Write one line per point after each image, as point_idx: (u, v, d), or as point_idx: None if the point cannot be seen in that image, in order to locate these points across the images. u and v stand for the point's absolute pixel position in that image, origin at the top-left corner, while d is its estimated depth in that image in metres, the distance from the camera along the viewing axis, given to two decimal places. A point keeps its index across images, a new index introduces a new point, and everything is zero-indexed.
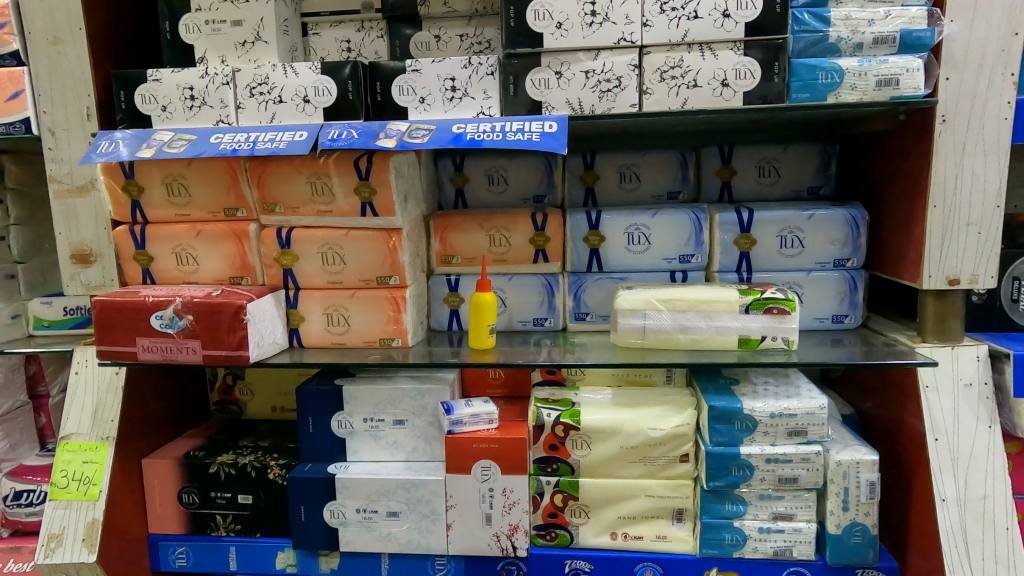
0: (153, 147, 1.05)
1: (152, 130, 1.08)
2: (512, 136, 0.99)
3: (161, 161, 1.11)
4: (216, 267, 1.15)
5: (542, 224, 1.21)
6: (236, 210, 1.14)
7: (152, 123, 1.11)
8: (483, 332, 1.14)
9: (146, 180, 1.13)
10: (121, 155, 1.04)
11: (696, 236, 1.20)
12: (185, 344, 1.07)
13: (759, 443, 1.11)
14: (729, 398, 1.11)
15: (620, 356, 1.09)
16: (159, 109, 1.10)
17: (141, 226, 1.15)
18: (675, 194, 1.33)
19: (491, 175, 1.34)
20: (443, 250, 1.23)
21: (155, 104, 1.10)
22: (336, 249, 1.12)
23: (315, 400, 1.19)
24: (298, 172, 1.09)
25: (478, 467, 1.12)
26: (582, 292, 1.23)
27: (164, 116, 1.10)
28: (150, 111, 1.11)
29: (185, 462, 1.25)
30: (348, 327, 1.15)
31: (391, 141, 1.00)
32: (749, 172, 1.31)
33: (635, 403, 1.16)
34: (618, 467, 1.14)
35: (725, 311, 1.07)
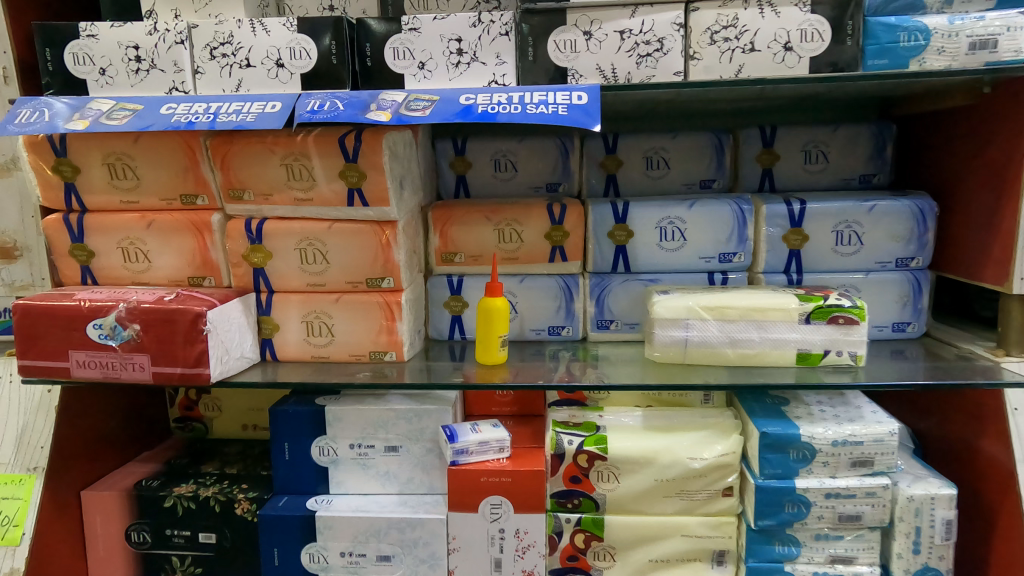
0: (88, 117, 0.86)
1: (88, 97, 0.89)
2: (533, 108, 0.80)
3: (101, 135, 0.93)
4: (171, 265, 0.97)
5: (560, 217, 1.03)
6: (195, 197, 0.96)
7: (87, 89, 0.91)
8: (494, 346, 0.96)
9: (82, 160, 0.94)
10: (47, 126, 0.84)
11: (740, 231, 1.03)
12: (130, 359, 0.89)
13: (817, 476, 0.94)
14: (783, 423, 0.94)
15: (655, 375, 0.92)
16: (97, 73, 0.91)
17: (77, 215, 0.96)
18: (710, 182, 1.15)
19: (497, 160, 1.14)
20: (443, 247, 1.05)
21: (92, 66, 0.91)
22: (317, 245, 0.94)
23: (291, 423, 1.02)
24: (270, 151, 0.91)
25: (486, 505, 0.95)
26: (606, 297, 1.05)
27: (103, 81, 0.91)
28: (85, 75, 0.91)
29: (136, 495, 1.05)
30: (332, 338, 0.97)
31: (385, 114, 0.81)
32: (793, 157, 1.13)
33: (669, 427, 0.99)
34: (650, 503, 0.97)
35: (782, 320, 0.90)
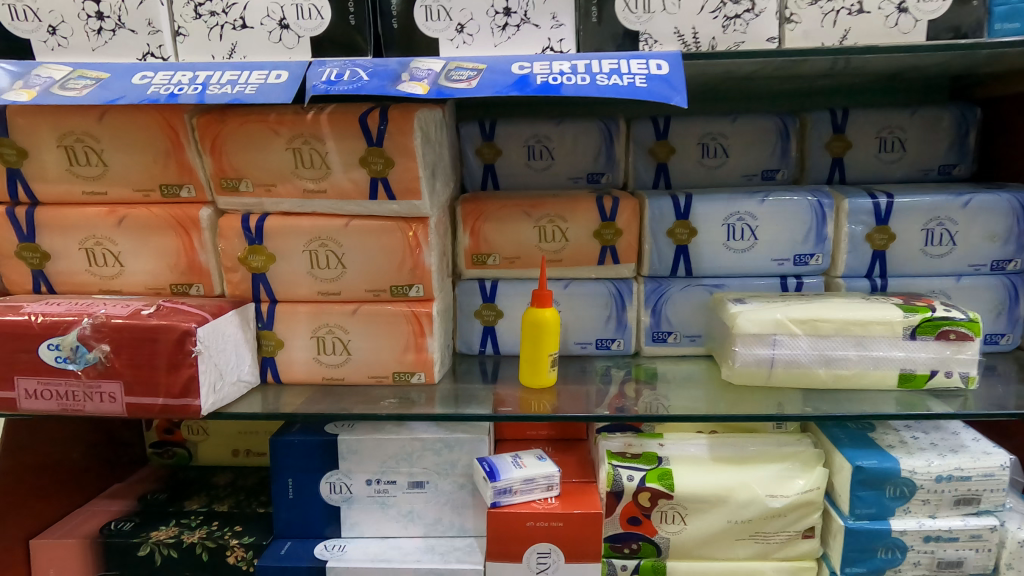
0: (34, 87, 0.69)
1: (37, 61, 0.72)
2: (604, 80, 0.65)
3: (53, 109, 0.76)
4: (148, 269, 0.81)
5: (612, 213, 0.88)
6: (179, 188, 0.79)
7: (33, 51, 0.74)
8: (544, 366, 0.82)
9: (31, 142, 0.77)
10: None
11: (818, 230, 0.89)
12: (97, 388, 0.73)
13: (915, 516, 0.81)
14: (878, 455, 0.81)
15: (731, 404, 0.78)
16: (45, 31, 0.74)
17: (27, 209, 0.80)
18: (773, 173, 0.98)
19: (531, 147, 0.98)
20: (474, 247, 0.90)
21: (38, 22, 0.73)
22: (331, 246, 0.78)
23: (298, 456, 0.86)
24: (273, 132, 0.75)
25: (532, 554, 0.81)
26: (664, 305, 0.91)
27: (54, 42, 0.74)
28: (31, 33, 0.74)
29: (103, 542, 0.92)
30: (348, 356, 0.82)
31: (422, 86, 0.66)
32: (867, 144, 0.97)
33: (742, 458, 0.85)
34: (720, 547, 0.84)
35: (884, 335, 0.77)
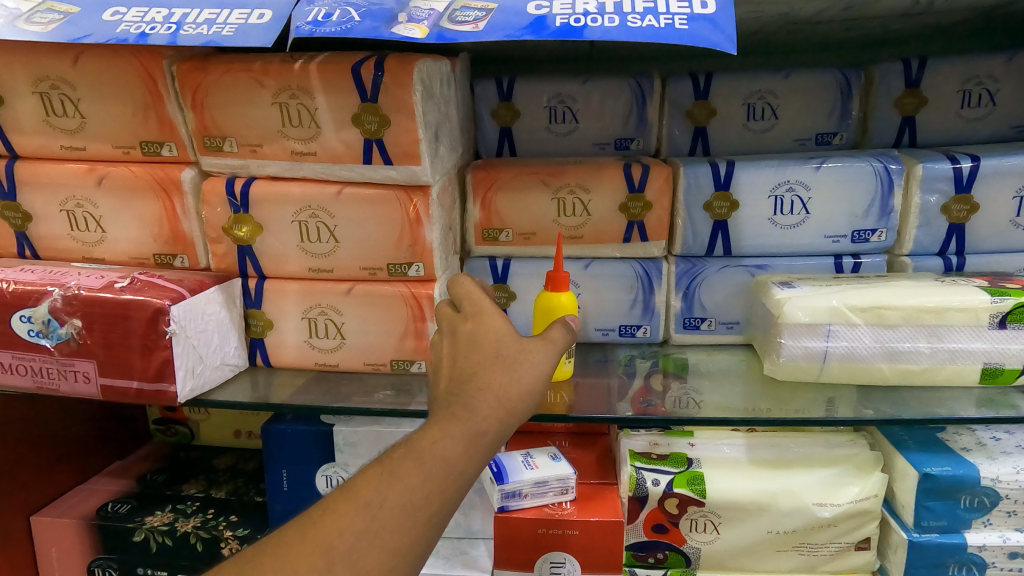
0: None
1: None
2: (636, 20, 0.54)
3: (25, 50, 0.68)
4: (131, 237, 0.74)
5: (641, 183, 0.78)
6: (160, 145, 0.71)
7: None
8: (560, 360, 0.73)
9: (7, 89, 0.70)
10: None
11: (883, 201, 0.77)
12: (71, 366, 0.66)
13: (996, 530, 0.71)
14: (949, 460, 0.71)
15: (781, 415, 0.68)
16: None
17: (6, 164, 0.73)
18: (829, 137, 0.87)
19: (554, 108, 0.87)
20: (486, 220, 0.80)
21: None
22: (323, 217, 0.69)
23: (292, 447, 0.79)
24: (258, 84, 0.66)
25: (544, 563, 0.73)
26: (698, 288, 0.81)
27: None
28: None
29: (98, 525, 0.87)
30: (342, 341, 0.73)
31: (421, 30, 0.56)
32: (944, 101, 0.84)
33: (786, 461, 0.75)
34: (762, 558, 0.75)
35: (963, 325, 0.66)
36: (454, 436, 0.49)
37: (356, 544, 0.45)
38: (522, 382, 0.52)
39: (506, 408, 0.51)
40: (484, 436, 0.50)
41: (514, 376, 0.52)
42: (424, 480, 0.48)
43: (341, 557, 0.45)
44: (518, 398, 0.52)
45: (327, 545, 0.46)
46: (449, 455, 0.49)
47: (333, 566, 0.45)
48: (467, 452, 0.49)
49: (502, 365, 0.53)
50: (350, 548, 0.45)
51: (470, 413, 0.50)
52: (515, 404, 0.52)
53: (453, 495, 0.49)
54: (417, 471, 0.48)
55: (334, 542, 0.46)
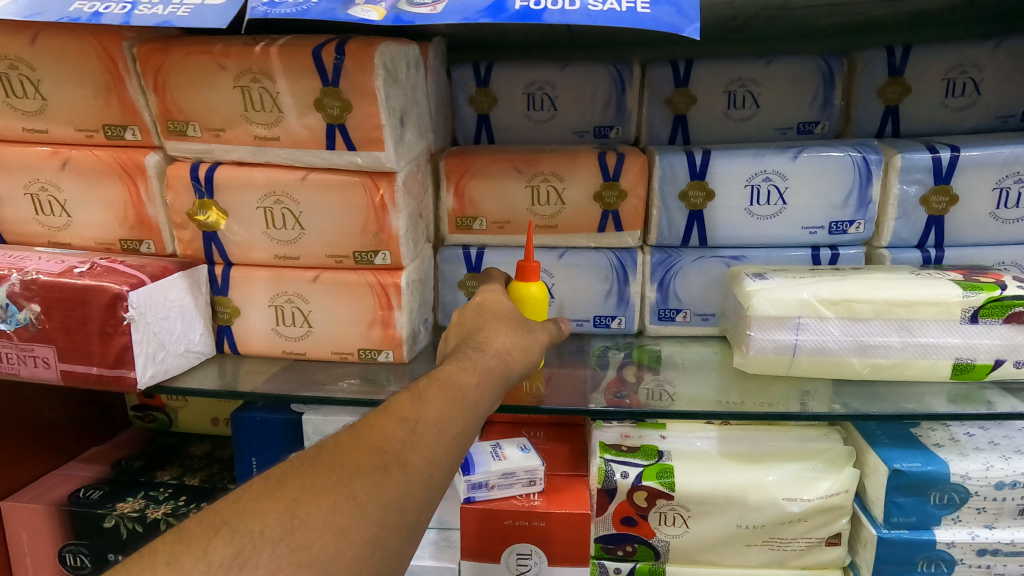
0: None
1: None
2: (598, 4, 0.53)
3: None
4: (96, 221, 0.73)
5: (616, 171, 0.76)
6: (123, 129, 0.70)
7: None
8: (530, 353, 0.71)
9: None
10: None
11: (861, 192, 0.76)
12: (31, 352, 0.66)
13: (966, 526, 0.70)
14: (920, 455, 0.70)
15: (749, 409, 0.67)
16: None
17: None
18: (811, 126, 0.85)
19: (532, 95, 0.86)
20: (458, 208, 0.79)
21: None
22: (287, 204, 0.68)
23: (261, 435, 0.79)
24: (219, 66, 0.64)
25: (512, 555, 0.73)
26: (673, 279, 0.80)
27: None
28: None
29: (69, 511, 0.87)
30: (309, 329, 0.72)
31: (378, 12, 0.54)
32: (929, 89, 0.82)
33: (757, 455, 0.74)
34: (731, 552, 0.74)
35: (935, 319, 0.65)
36: (474, 370, 0.54)
37: (404, 450, 0.47)
38: (526, 342, 0.61)
39: (511, 358, 0.58)
40: (495, 371, 0.56)
41: (517, 334, 0.61)
42: (453, 400, 0.51)
43: (392, 460, 0.46)
44: (522, 353, 0.60)
45: (378, 450, 0.46)
46: (470, 383, 0.53)
47: (386, 469, 0.46)
48: (483, 380, 0.54)
49: (507, 328, 0.61)
50: (398, 453, 0.47)
51: (479, 353, 0.56)
52: (517, 358, 0.59)
53: (477, 417, 0.52)
54: (447, 391, 0.51)
55: (384, 447, 0.46)
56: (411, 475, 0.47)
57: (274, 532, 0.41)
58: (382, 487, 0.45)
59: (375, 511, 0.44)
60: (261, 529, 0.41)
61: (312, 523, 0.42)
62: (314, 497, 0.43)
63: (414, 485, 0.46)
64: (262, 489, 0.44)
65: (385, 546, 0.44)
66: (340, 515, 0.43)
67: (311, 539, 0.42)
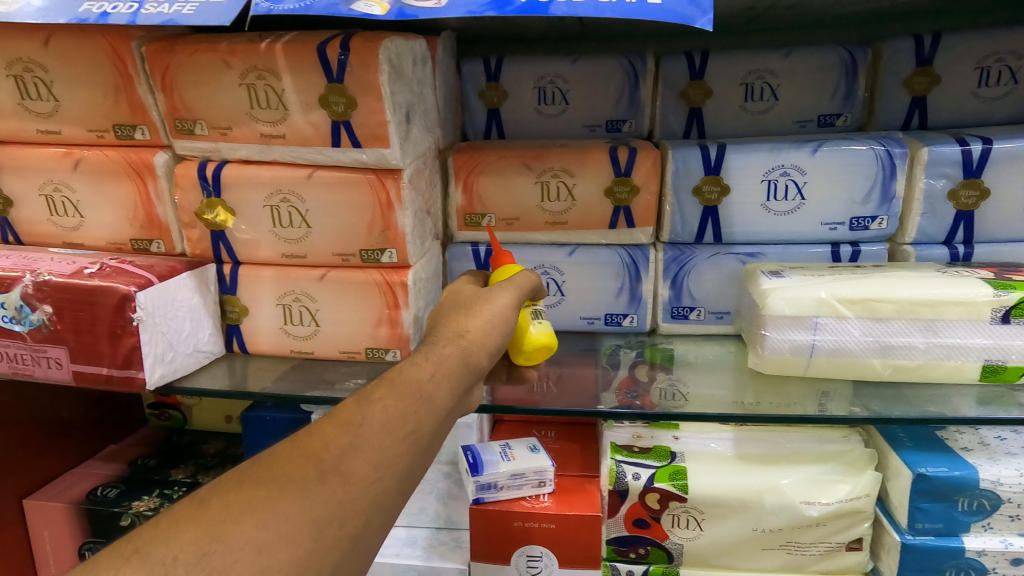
0: None
1: None
2: None
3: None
4: (107, 222, 0.73)
5: (627, 166, 0.74)
6: (132, 128, 0.70)
7: None
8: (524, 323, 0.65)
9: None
10: None
11: (883, 186, 0.73)
12: (43, 353, 0.66)
13: (998, 534, 0.68)
14: (947, 460, 0.67)
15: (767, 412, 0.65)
16: None
17: None
18: (831, 119, 0.82)
19: (542, 89, 0.84)
20: (467, 205, 0.78)
21: None
22: (294, 202, 0.68)
23: (270, 434, 0.79)
24: (225, 64, 0.64)
25: (522, 557, 0.72)
26: (687, 276, 0.78)
27: None
28: None
29: (86, 510, 0.88)
30: (317, 328, 0.72)
31: (382, 6, 0.52)
32: (959, 79, 0.79)
33: (773, 457, 0.73)
34: (747, 556, 0.72)
35: (963, 319, 0.62)
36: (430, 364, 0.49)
37: (345, 455, 0.41)
38: (489, 323, 0.57)
39: (475, 347, 0.54)
40: (455, 363, 0.51)
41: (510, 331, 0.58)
42: (404, 396, 0.46)
43: (330, 469, 0.40)
44: (484, 336, 0.55)
45: (315, 459, 0.41)
46: (426, 375, 0.48)
47: (322, 477, 0.40)
48: (441, 371, 0.49)
49: (468, 310, 0.58)
50: (339, 459, 0.41)
51: (436, 345, 0.52)
52: (483, 348, 0.54)
53: (437, 415, 0.47)
54: (397, 387, 0.46)
55: (323, 453, 0.41)
56: (355, 484, 0.41)
57: (186, 557, 0.35)
58: (318, 498, 0.39)
59: (307, 523, 0.38)
60: (174, 555, 0.35)
61: (231, 543, 0.36)
62: (237, 514, 0.37)
63: (357, 494, 0.40)
64: (180, 511, 0.37)
65: (323, 566, 0.38)
66: (265, 532, 0.37)
67: (229, 562, 0.35)
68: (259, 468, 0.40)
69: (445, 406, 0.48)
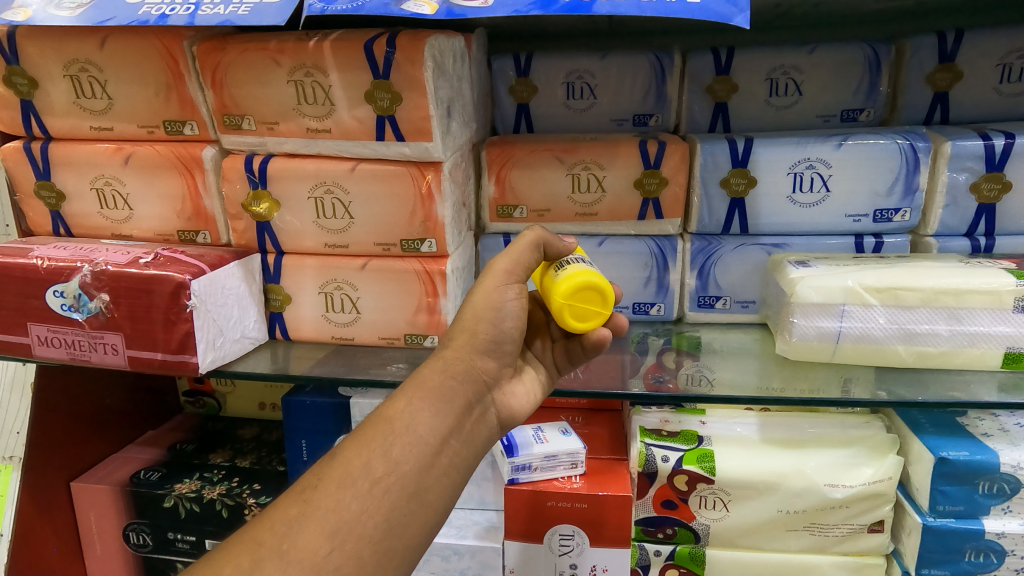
0: (30, 6, 0.64)
1: None
2: None
3: (56, 33, 0.70)
4: (156, 214, 0.76)
5: (657, 159, 0.77)
6: (182, 124, 0.73)
7: None
8: (547, 278, 0.65)
9: (40, 71, 0.72)
10: None
11: (907, 179, 0.75)
12: (100, 339, 0.69)
13: (1018, 517, 0.70)
14: (968, 444, 0.70)
15: (793, 397, 0.68)
16: None
17: (42, 144, 0.75)
18: (855, 114, 0.84)
19: (571, 84, 0.86)
20: (499, 196, 0.80)
21: None
22: (337, 193, 0.70)
23: (309, 418, 0.82)
24: (274, 62, 0.67)
25: (554, 536, 0.75)
26: (713, 266, 0.80)
27: None
28: None
29: (131, 492, 0.91)
30: (357, 316, 0.75)
31: (431, 6, 0.55)
32: (982, 76, 0.81)
33: (798, 441, 0.75)
34: (772, 537, 0.75)
35: (987, 307, 0.64)
36: (398, 422, 0.54)
37: (286, 535, 0.47)
38: (466, 353, 0.60)
39: (448, 389, 0.57)
40: (421, 404, 0.55)
41: None
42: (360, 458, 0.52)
43: (269, 553, 0.47)
44: (462, 371, 0.59)
45: (256, 546, 0.47)
46: (387, 435, 0.53)
47: (257, 564, 0.46)
48: (403, 419, 0.54)
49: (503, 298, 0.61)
50: (278, 541, 0.47)
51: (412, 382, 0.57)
52: (459, 381, 0.58)
53: (396, 470, 0.52)
54: (358, 449, 0.52)
55: (261, 541, 0.47)
56: (298, 561, 0.46)
57: None
58: None
59: None
60: None
61: None
62: None
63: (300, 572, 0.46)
64: None
65: None
66: None
67: None
68: (218, 556, 0.47)
69: (404, 458, 0.53)
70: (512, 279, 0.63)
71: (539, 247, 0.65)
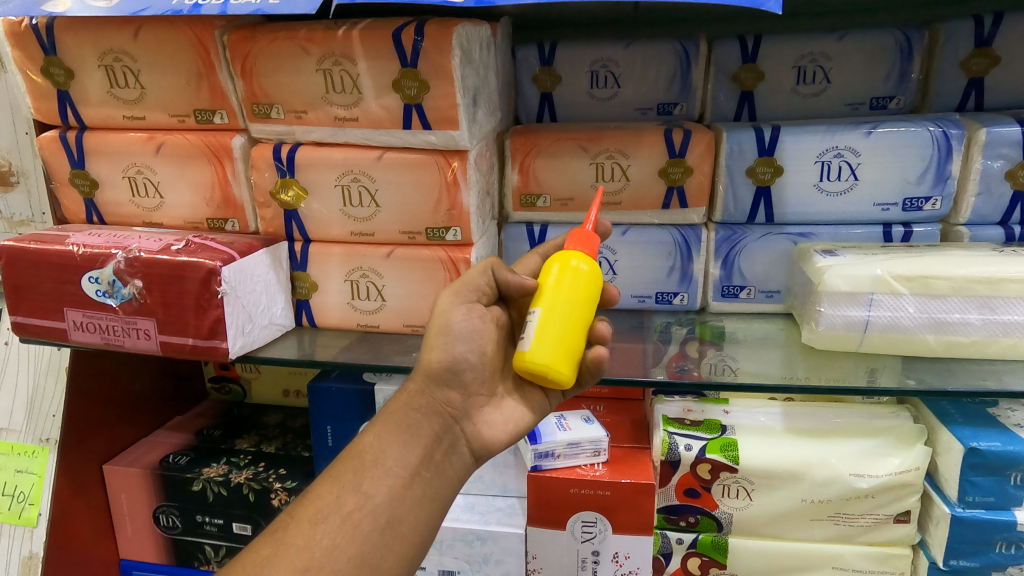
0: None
1: None
2: None
3: (92, 24, 0.72)
4: (186, 202, 0.77)
5: (682, 148, 0.76)
6: (212, 113, 0.74)
7: None
8: None
9: (76, 61, 0.73)
10: (21, 9, 0.66)
11: (939, 168, 0.74)
12: (134, 324, 0.71)
13: None
14: (999, 435, 0.69)
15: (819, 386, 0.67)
16: None
17: (77, 133, 0.77)
18: (885, 101, 0.83)
19: (596, 72, 0.85)
20: (523, 185, 0.81)
21: None
22: (364, 181, 0.71)
23: (334, 403, 0.83)
24: (303, 51, 0.67)
25: (577, 522, 0.75)
26: (738, 256, 0.80)
27: None
28: None
29: (160, 475, 0.93)
30: (382, 303, 0.76)
31: None
32: (1019, 61, 0.79)
33: (823, 431, 0.75)
34: (795, 526, 0.75)
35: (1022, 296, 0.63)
36: (365, 459, 0.59)
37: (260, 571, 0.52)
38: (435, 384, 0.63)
39: (410, 425, 0.61)
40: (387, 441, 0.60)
41: None
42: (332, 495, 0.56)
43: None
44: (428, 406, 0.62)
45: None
46: (356, 473, 0.58)
47: None
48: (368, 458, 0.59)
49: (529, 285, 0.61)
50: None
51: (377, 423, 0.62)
52: (424, 414, 0.62)
53: (365, 505, 0.56)
54: (331, 487, 0.57)
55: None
56: None
57: None
58: None
59: None
60: None
61: None
62: None
63: None
64: None
65: None
66: None
67: None
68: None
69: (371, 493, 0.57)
70: (460, 300, 0.64)
71: (490, 274, 0.65)
